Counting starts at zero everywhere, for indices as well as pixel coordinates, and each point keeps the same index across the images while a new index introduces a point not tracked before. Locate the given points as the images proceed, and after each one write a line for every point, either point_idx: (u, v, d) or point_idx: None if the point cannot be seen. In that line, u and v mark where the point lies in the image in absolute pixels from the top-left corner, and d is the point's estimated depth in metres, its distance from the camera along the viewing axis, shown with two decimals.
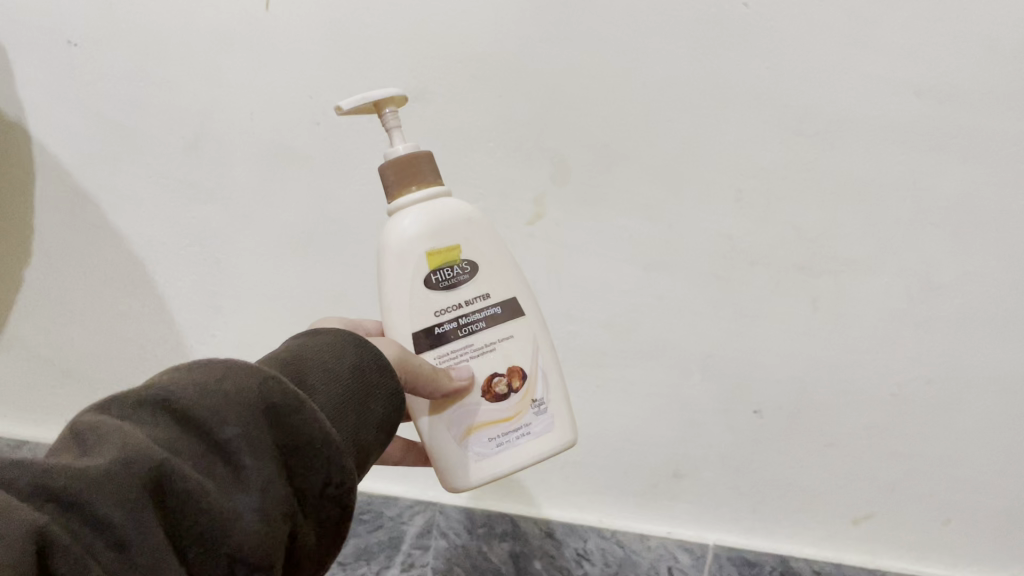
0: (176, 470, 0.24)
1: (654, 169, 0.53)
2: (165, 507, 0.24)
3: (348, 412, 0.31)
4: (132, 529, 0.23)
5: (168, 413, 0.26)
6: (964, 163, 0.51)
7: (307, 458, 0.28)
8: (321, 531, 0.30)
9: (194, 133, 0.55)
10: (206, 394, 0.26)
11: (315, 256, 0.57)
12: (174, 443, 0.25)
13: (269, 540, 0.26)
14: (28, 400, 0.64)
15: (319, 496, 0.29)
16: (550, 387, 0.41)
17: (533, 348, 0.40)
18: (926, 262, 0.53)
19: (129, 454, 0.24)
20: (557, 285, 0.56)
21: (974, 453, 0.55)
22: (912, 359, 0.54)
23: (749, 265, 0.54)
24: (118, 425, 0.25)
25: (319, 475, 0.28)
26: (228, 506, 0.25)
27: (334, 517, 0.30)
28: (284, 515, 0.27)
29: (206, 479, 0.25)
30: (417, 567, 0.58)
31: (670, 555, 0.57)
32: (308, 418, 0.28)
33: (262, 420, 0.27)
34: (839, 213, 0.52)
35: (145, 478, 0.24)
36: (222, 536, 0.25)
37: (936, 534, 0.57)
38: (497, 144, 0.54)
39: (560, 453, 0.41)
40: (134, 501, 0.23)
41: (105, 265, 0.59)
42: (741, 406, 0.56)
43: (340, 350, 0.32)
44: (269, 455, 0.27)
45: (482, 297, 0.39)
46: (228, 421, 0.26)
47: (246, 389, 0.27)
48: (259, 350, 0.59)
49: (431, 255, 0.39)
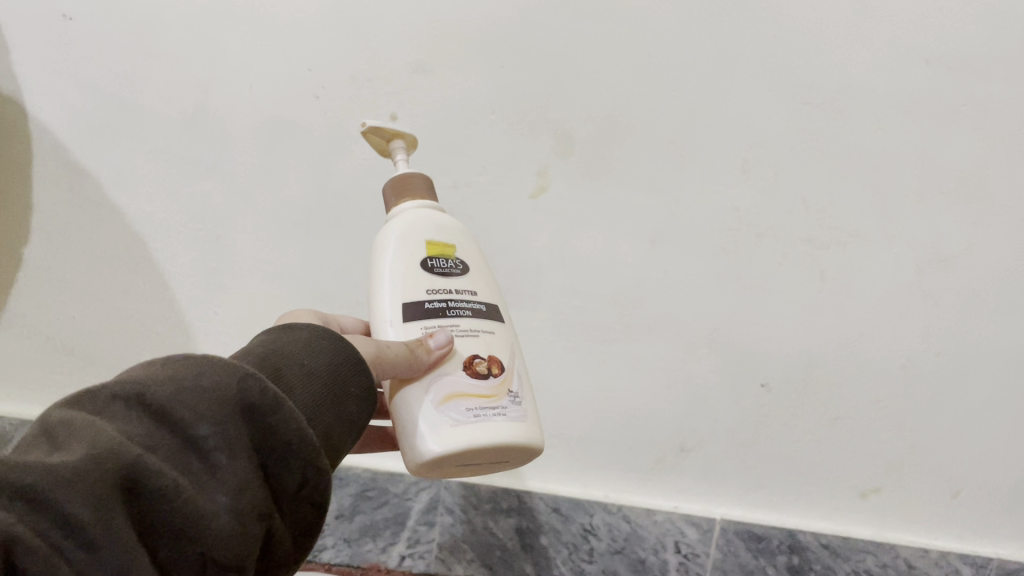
0: (147, 469, 0.24)
1: (660, 141, 0.52)
2: (135, 505, 0.24)
3: (324, 409, 0.30)
4: (99, 528, 0.22)
5: (140, 410, 0.25)
6: (972, 132, 0.51)
7: (282, 457, 0.28)
8: (296, 529, 0.29)
9: (194, 108, 0.55)
10: (181, 391, 0.26)
11: (315, 232, 0.56)
12: (148, 440, 0.25)
13: (242, 542, 0.26)
14: (27, 376, 0.60)
15: (293, 496, 0.28)
16: (524, 388, 0.38)
17: (510, 351, 0.39)
18: (935, 233, 0.52)
19: (99, 452, 0.23)
20: (561, 258, 0.54)
21: (983, 426, 0.55)
22: (921, 331, 0.54)
23: (756, 238, 0.53)
24: (89, 423, 0.24)
25: (295, 475, 0.28)
26: (201, 505, 0.25)
27: (307, 516, 0.29)
28: (260, 515, 0.27)
29: (181, 477, 0.25)
30: (423, 543, 0.57)
31: (677, 530, 0.56)
32: (286, 418, 0.28)
33: (236, 419, 0.27)
34: (847, 185, 0.52)
35: (114, 476, 0.23)
36: (192, 536, 0.24)
37: (946, 507, 0.56)
38: (500, 116, 0.53)
39: (536, 444, 0.37)
40: (103, 500, 0.23)
41: (102, 242, 0.58)
42: (748, 380, 0.55)
43: (318, 345, 0.32)
44: (245, 455, 0.26)
45: (471, 292, 0.39)
46: (203, 419, 0.26)
47: (223, 386, 0.27)
48: (258, 328, 0.58)
49: (430, 243, 0.40)
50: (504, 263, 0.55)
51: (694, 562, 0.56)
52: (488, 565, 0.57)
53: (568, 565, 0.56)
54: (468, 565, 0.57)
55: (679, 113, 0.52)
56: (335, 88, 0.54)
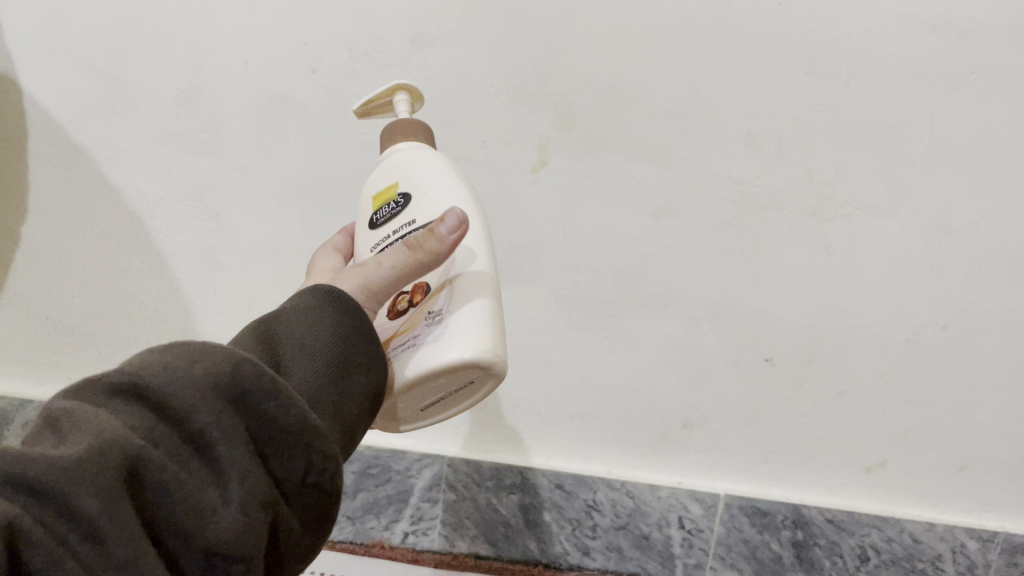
0: (149, 460, 0.23)
1: (663, 113, 0.51)
2: (139, 498, 0.23)
3: (327, 391, 0.29)
4: (108, 522, 0.21)
5: (141, 400, 0.25)
6: (981, 100, 0.50)
7: (285, 444, 0.27)
8: (305, 518, 0.28)
9: (188, 84, 0.54)
10: (177, 379, 0.25)
11: (314, 209, 0.55)
12: (150, 433, 0.24)
13: (251, 533, 0.25)
14: (30, 356, 0.60)
15: (299, 485, 0.27)
16: (452, 301, 0.35)
17: (447, 265, 0.36)
18: (943, 203, 0.51)
19: (102, 443, 0.22)
20: (563, 233, 0.54)
21: (990, 399, 0.54)
22: (927, 304, 0.53)
23: (761, 211, 0.52)
24: (90, 413, 0.24)
25: (299, 463, 0.27)
26: (204, 498, 0.24)
27: (317, 504, 0.28)
28: (265, 505, 0.26)
29: (180, 469, 0.24)
30: (427, 520, 0.57)
31: (680, 505, 0.55)
32: (285, 403, 0.27)
33: (233, 408, 0.26)
34: (853, 155, 0.51)
35: (119, 468, 0.22)
36: (197, 529, 0.24)
37: (953, 480, 0.56)
38: (499, 89, 0.52)
39: (442, 361, 0.33)
40: (109, 492, 0.22)
41: (101, 220, 0.57)
42: (752, 354, 0.55)
43: (320, 323, 0.31)
44: (244, 443, 0.26)
45: (408, 223, 0.38)
46: (200, 408, 0.25)
47: (219, 372, 0.26)
48: (259, 306, 0.57)
49: (378, 198, 0.41)
50: (505, 238, 0.54)
51: (699, 537, 0.55)
52: (491, 541, 0.56)
53: (572, 541, 0.56)
54: (472, 541, 0.56)
55: (682, 84, 0.51)
56: (332, 61, 0.53)
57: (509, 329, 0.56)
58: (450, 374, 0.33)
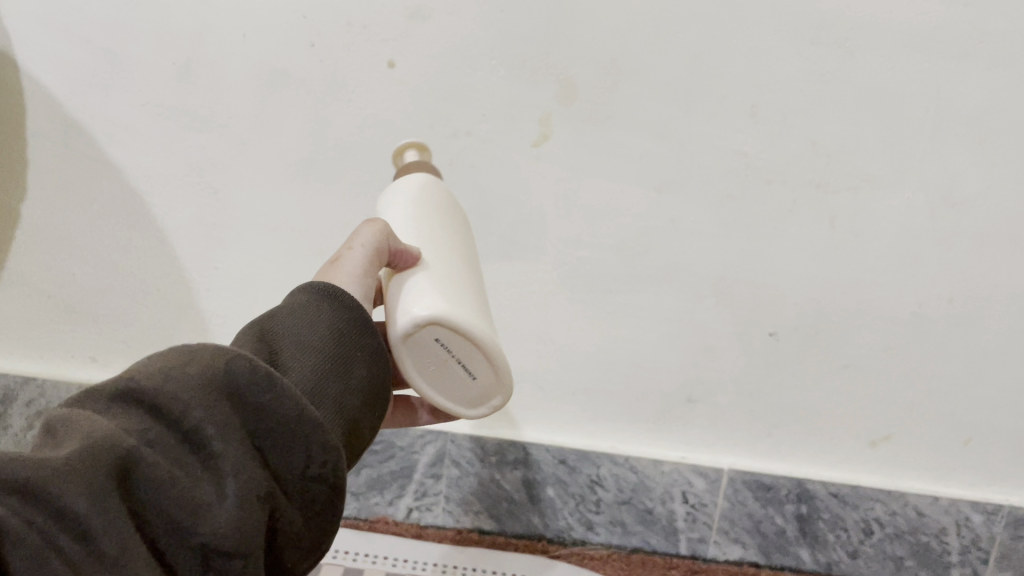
0: (143, 459, 0.23)
1: (666, 86, 0.50)
2: (132, 495, 0.23)
3: (327, 383, 0.29)
4: (98, 519, 0.21)
5: (136, 402, 0.25)
6: (989, 71, 0.49)
7: (282, 437, 0.26)
8: (307, 509, 0.28)
9: (185, 59, 0.53)
10: (171, 379, 0.25)
11: (317, 185, 0.55)
12: (147, 433, 0.24)
13: (249, 528, 0.25)
14: (34, 334, 0.60)
15: (299, 477, 0.27)
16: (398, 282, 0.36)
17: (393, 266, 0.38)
18: (949, 175, 0.51)
19: (94, 443, 0.22)
20: (566, 208, 0.53)
21: (995, 373, 0.54)
22: (933, 276, 0.53)
23: (766, 183, 0.52)
24: (86, 416, 0.24)
25: (299, 456, 0.27)
26: (198, 494, 0.24)
27: (321, 496, 0.28)
28: (262, 500, 0.25)
29: (176, 468, 0.24)
30: (430, 495, 0.57)
31: (684, 480, 0.56)
32: (280, 395, 0.27)
33: (227, 403, 0.26)
34: (860, 127, 0.50)
35: (110, 465, 0.22)
36: (191, 525, 0.23)
37: (957, 453, 0.56)
38: (500, 62, 0.51)
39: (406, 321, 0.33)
40: (99, 489, 0.22)
41: (101, 197, 0.57)
42: (757, 329, 0.54)
43: (317, 317, 0.31)
44: (239, 438, 0.26)
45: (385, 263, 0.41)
46: (195, 406, 0.25)
47: (212, 370, 0.26)
48: (262, 282, 0.57)
49: None
50: (507, 212, 0.54)
51: (702, 512, 0.56)
52: (496, 516, 0.57)
53: (575, 516, 0.57)
54: (476, 517, 0.57)
55: (688, 55, 0.50)
56: (330, 35, 0.51)
57: (511, 305, 0.55)
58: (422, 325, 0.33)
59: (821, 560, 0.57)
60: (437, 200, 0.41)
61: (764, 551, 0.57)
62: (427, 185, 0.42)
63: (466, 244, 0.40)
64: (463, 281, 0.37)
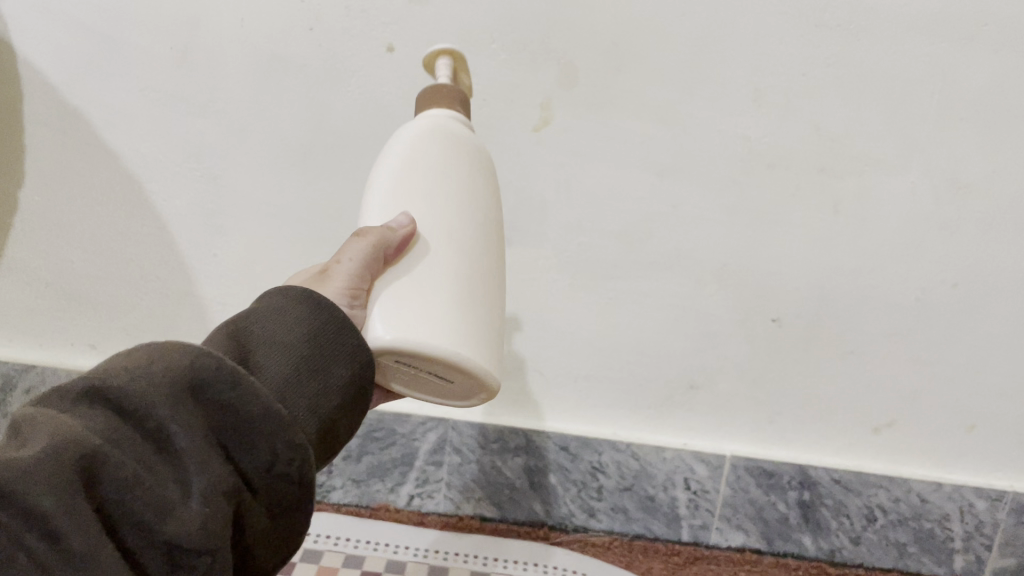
0: (108, 458, 0.23)
1: (668, 70, 0.50)
2: (98, 495, 0.23)
3: (301, 380, 0.29)
4: (66, 519, 0.21)
5: (103, 400, 0.25)
6: (995, 54, 0.48)
7: (250, 436, 0.27)
8: (275, 508, 0.28)
9: (183, 44, 0.52)
10: (138, 376, 0.25)
11: (317, 171, 0.54)
12: (113, 432, 0.24)
13: (216, 526, 0.25)
14: (34, 322, 0.60)
15: (267, 476, 0.27)
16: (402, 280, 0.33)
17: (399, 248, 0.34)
18: (954, 159, 0.50)
19: (59, 442, 0.22)
20: (566, 193, 0.53)
21: (1000, 359, 0.54)
22: (938, 262, 0.52)
23: (768, 168, 0.51)
24: (51, 415, 0.24)
25: (264, 454, 0.27)
26: (163, 493, 0.24)
27: (289, 494, 0.28)
28: (227, 496, 0.26)
29: (141, 466, 0.24)
30: (432, 482, 0.57)
31: (687, 467, 0.56)
32: (247, 394, 0.27)
33: (193, 401, 0.26)
34: (864, 110, 0.50)
35: (76, 466, 0.22)
36: (158, 524, 0.24)
37: (960, 439, 0.56)
38: (500, 46, 0.50)
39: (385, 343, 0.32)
40: (68, 490, 0.22)
41: (100, 184, 0.56)
42: (759, 315, 0.54)
43: (293, 314, 0.31)
44: (204, 435, 0.26)
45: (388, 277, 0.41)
46: (161, 405, 0.25)
47: (178, 367, 0.26)
48: (263, 269, 0.57)
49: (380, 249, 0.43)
50: (507, 198, 0.53)
51: (704, 498, 0.57)
52: (497, 503, 0.57)
53: (576, 503, 0.57)
54: (477, 504, 0.57)
55: (690, 38, 0.49)
56: (327, 19, 0.51)
57: (512, 291, 0.55)
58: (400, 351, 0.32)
59: (824, 547, 0.57)
60: (429, 159, 0.37)
61: (766, 538, 0.57)
62: (416, 142, 0.38)
63: (466, 206, 0.37)
64: (452, 280, 0.34)
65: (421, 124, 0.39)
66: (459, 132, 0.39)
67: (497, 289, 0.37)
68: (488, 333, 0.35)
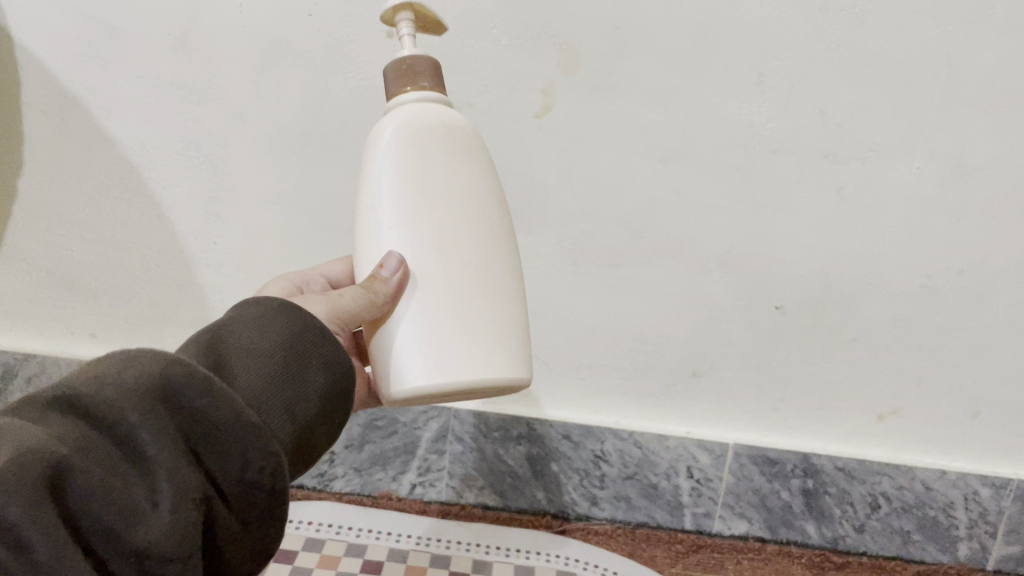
0: (75, 466, 0.23)
1: (673, 54, 0.48)
2: (65, 502, 0.23)
3: (275, 386, 0.29)
4: (32, 527, 0.22)
5: (72, 410, 0.25)
6: (1002, 37, 0.46)
7: (219, 443, 0.27)
8: (247, 515, 0.28)
9: (180, 28, 0.51)
10: (107, 385, 0.25)
11: (317, 157, 0.54)
12: (82, 440, 0.24)
13: (186, 532, 0.25)
14: (35, 309, 0.60)
15: (238, 482, 0.27)
16: (419, 317, 0.33)
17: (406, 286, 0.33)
18: (961, 144, 0.49)
19: (26, 450, 0.23)
20: (568, 180, 0.52)
21: (1006, 345, 0.53)
22: (944, 248, 0.51)
23: (772, 154, 0.50)
24: (20, 427, 0.24)
25: (234, 461, 0.27)
26: (133, 499, 0.24)
27: (261, 502, 0.28)
28: (199, 501, 0.26)
29: (112, 473, 0.24)
30: (434, 471, 0.58)
31: (690, 455, 0.56)
32: (217, 401, 0.27)
33: (163, 407, 0.26)
34: (869, 95, 0.48)
35: (42, 475, 0.22)
36: (127, 531, 0.24)
37: (965, 426, 0.56)
38: (502, 30, 0.49)
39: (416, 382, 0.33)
40: (32, 497, 0.22)
41: (100, 172, 0.56)
42: (762, 302, 0.54)
43: (268, 324, 0.31)
44: (174, 441, 0.26)
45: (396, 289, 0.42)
46: (130, 411, 0.25)
47: (148, 374, 0.26)
48: (263, 257, 0.57)
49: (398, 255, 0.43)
50: (509, 184, 0.53)
51: (707, 487, 0.57)
52: (499, 491, 0.58)
53: (579, 491, 0.58)
54: (479, 492, 0.58)
55: (692, 23, 0.48)
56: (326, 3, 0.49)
57: None
58: (432, 389, 0.33)
59: (827, 535, 0.58)
60: (414, 167, 0.34)
61: (770, 525, 0.58)
62: (395, 148, 0.34)
63: (463, 206, 0.34)
64: (463, 297, 0.33)
65: (396, 120, 0.35)
66: (439, 120, 0.35)
67: (515, 269, 0.36)
68: (513, 332, 0.34)
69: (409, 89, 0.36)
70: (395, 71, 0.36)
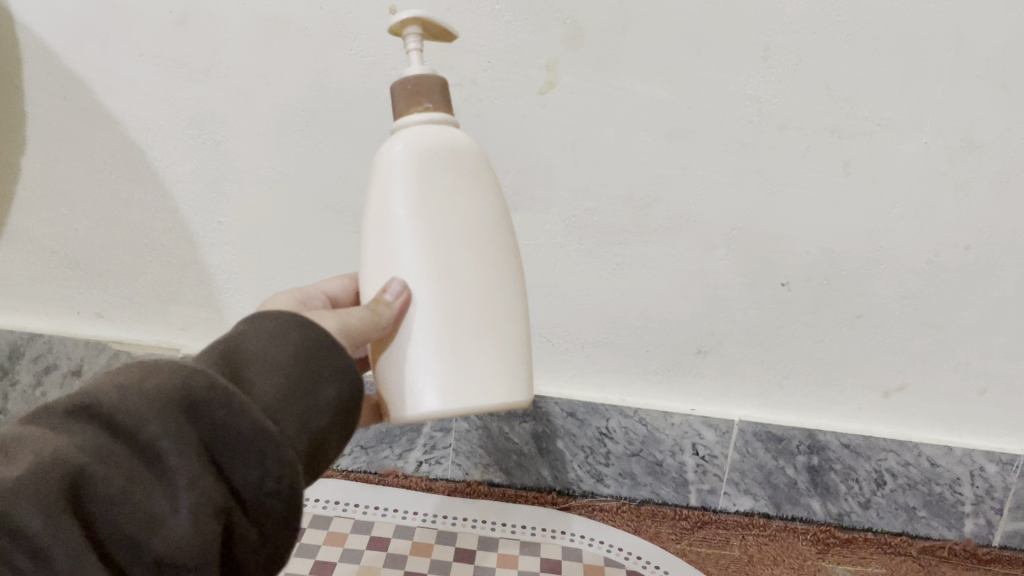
0: (94, 475, 0.24)
1: (678, 29, 0.48)
2: (85, 513, 0.24)
3: (293, 396, 0.29)
4: (48, 535, 0.22)
5: (95, 418, 0.25)
6: (1013, 8, 0.45)
7: (238, 452, 0.27)
8: (264, 524, 0.28)
9: (181, 5, 0.50)
10: (129, 395, 0.25)
11: (319, 135, 0.53)
12: (102, 449, 0.25)
13: (203, 543, 0.25)
14: (42, 289, 0.61)
15: (257, 492, 0.27)
16: (425, 340, 0.33)
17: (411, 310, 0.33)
18: (969, 118, 0.48)
19: (45, 461, 0.23)
20: (572, 157, 0.52)
21: (1014, 320, 0.53)
22: (951, 224, 0.51)
23: (779, 129, 0.50)
24: (44, 436, 0.24)
25: (253, 471, 0.27)
26: (151, 508, 0.24)
27: (279, 511, 0.28)
28: (217, 511, 0.26)
29: (132, 482, 0.24)
30: (440, 449, 0.58)
31: (694, 432, 0.56)
32: (236, 411, 0.27)
33: (184, 417, 0.26)
34: (878, 69, 0.48)
35: (60, 484, 0.23)
36: (145, 541, 0.24)
37: (972, 402, 0.55)
38: (505, 6, 0.48)
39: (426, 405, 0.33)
40: (50, 508, 0.22)
41: (102, 151, 0.56)
42: (767, 279, 0.54)
43: (285, 331, 0.31)
44: (194, 451, 0.26)
45: None
46: (150, 421, 0.25)
47: (170, 385, 0.26)
48: (267, 237, 0.57)
49: None
50: (513, 162, 0.52)
51: (712, 464, 0.57)
52: (504, 468, 0.58)
53: (585, 468, 0.58)
54: (484, 470, 0.58)
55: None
56: None
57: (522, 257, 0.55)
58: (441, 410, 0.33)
59: (832, 510, 0.58)
60: (418, 193, 0.33)
61: (775, 502, 0.58)
62: (400, 172, 0.34)
63: (468, 232, 0.33)
64: (467, 321, 0.33)
65: (404, 141, 0.34)
66: (447, 142, 0.34)
67: (520, 288, 0.36)
68: (513, 357, 0.34)
69: (418, 106, 0.35)
70: (405, 89, 0.35)
